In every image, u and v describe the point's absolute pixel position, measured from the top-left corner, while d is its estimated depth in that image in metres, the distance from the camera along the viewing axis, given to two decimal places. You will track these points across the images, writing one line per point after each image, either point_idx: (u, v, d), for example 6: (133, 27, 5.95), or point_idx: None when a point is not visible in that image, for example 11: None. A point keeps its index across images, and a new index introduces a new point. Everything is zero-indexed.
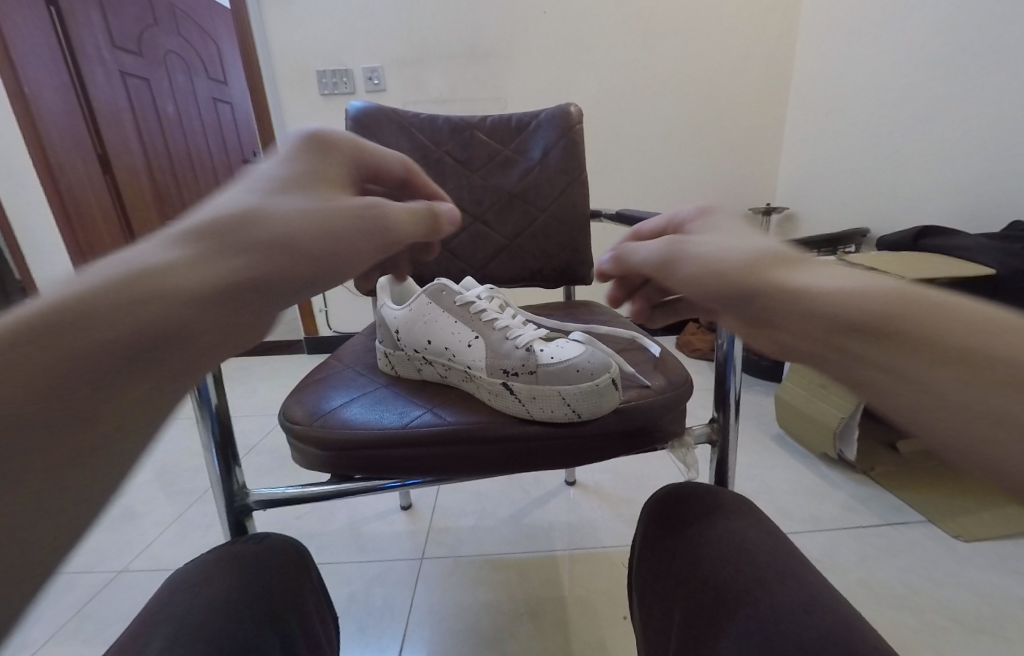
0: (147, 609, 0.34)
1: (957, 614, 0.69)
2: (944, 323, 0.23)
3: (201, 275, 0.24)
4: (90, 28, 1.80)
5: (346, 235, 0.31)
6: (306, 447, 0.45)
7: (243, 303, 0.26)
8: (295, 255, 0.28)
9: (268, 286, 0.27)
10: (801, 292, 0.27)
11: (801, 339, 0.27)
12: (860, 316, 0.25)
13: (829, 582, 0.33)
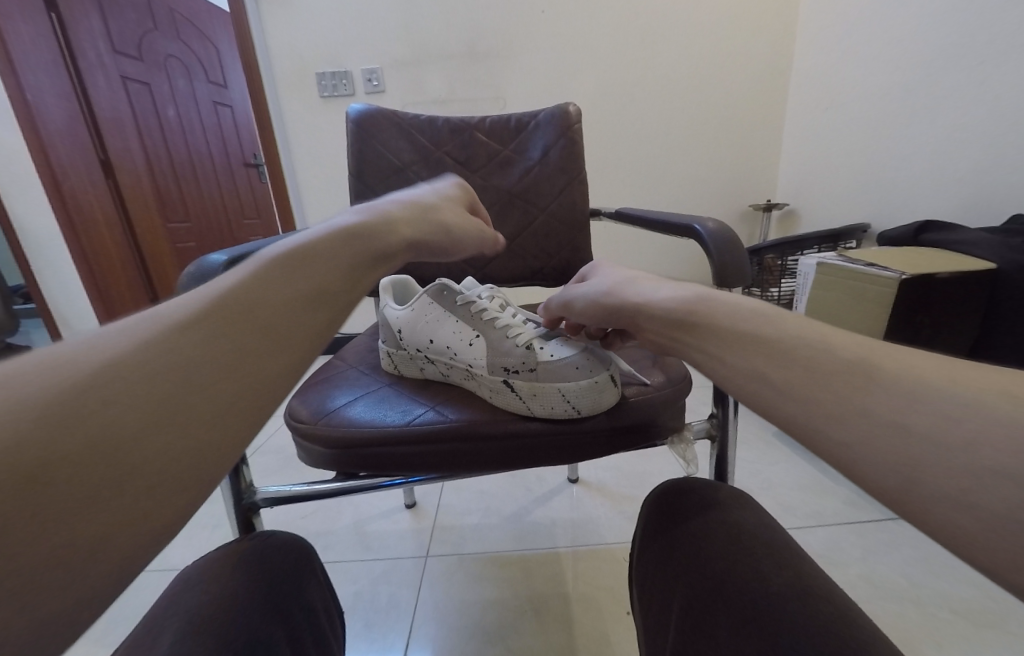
0: (158, 608, 0.34)
1: (959, 607, 0.69)
2: (737, 317, 0.33)
3: (389, 227, 0.36)
4: (91, 34, 1.82)
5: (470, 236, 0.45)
6: (312, 445, 0.45)
7: (392, 264, 0.36)
8: (448, 233, 0.42)
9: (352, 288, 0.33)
10: (653, 306, 0.38)
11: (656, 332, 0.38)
12: (682, 313, 0.36)
13: (824, 573, 0.34)
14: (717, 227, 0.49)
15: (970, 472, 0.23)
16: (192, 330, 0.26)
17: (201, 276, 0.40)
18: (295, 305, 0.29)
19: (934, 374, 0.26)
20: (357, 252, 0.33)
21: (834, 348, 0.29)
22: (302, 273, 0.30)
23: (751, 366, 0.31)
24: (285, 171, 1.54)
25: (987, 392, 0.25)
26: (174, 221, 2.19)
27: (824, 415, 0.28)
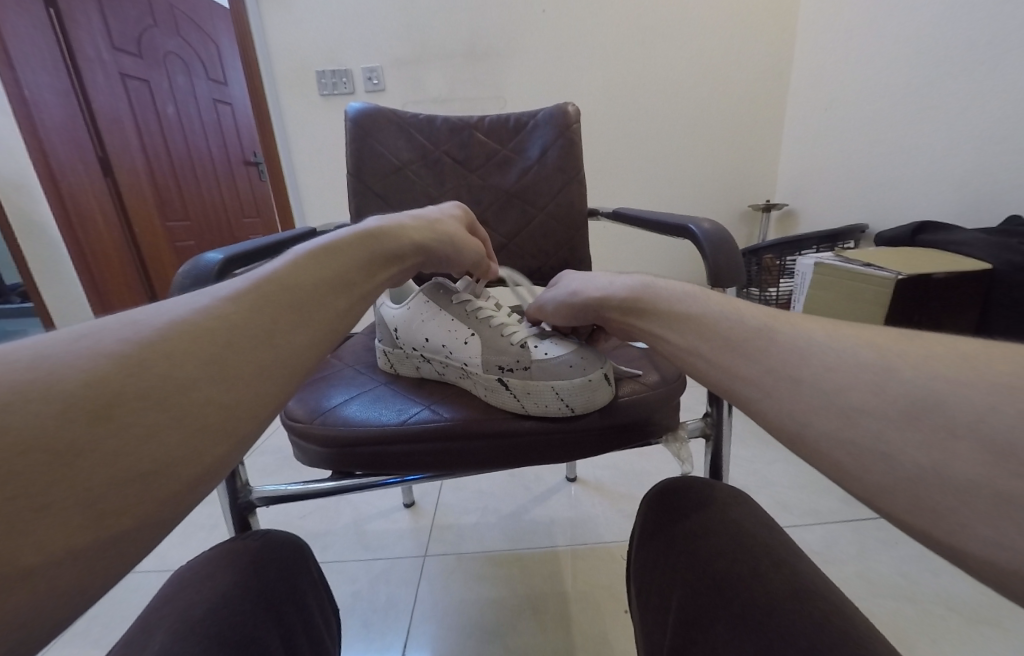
0: (154, 606, 0.35)
1: (957, 606, 0.69)
2: (670, 301, 0.38)
3: (397, 237, 0.39)
4: (90, 31, 1.82)
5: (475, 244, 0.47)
6: (307, 444, 0.46)
7: (396, 269, 0.39)
8: (455, 242, 0.45)
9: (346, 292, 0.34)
10: (607, 294, 0.43)
11: (609, 317, 0.43)
12: (632, 300, 0.41)
13: (821, 573, 0.34)
14: (712, 227, 0.49)
15: (843, 411, 0.27)
16: (219, 322, 0.27)
17: (194, 279, 0.40)
18: (306, 302, 0.31)
19: (821, 332, 0.30)
20: (363, 256, 0.36)
21: (746, 317, 0.33)
22: (314, 274, 0.32)
23: (687, 341, 0.35)
24: (285, 169, 1.54)
25: (857, 343, 0.28)
26: (173, 219, 2.18)
27: (738, 375, 0.32)
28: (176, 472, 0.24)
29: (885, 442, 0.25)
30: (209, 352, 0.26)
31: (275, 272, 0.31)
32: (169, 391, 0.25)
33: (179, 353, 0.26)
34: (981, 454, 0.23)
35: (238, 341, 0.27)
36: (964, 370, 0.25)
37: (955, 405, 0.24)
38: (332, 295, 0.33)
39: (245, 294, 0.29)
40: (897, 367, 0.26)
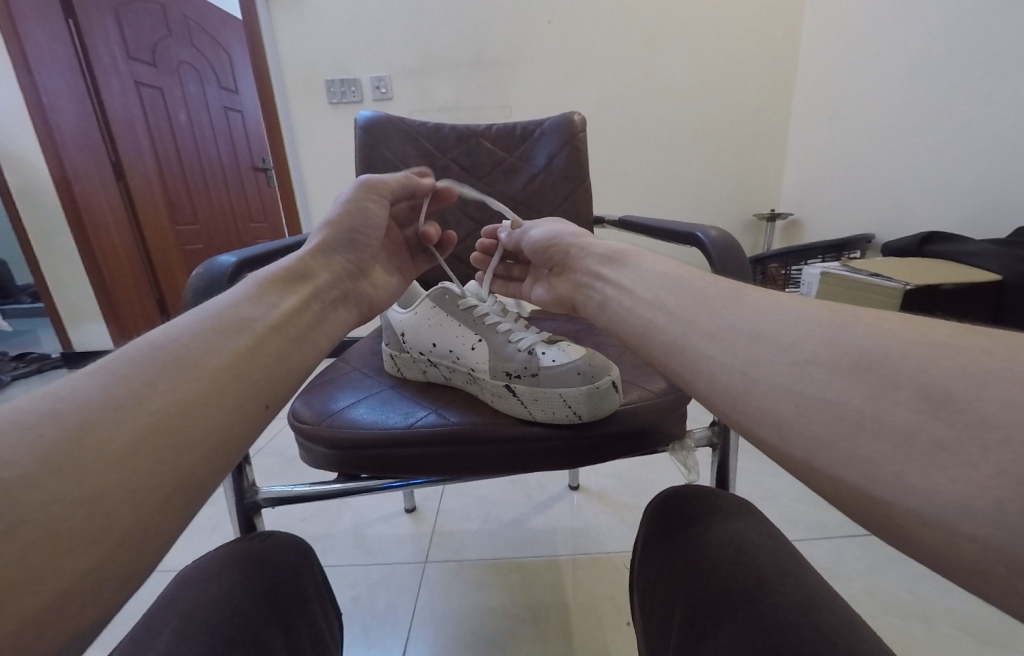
0: (160, 605, 0.35)
1: (963, 624, 0.69)
2: (653, 284, 0.39)
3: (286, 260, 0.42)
4: (107, 39, 1.86)
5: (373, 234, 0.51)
6: (314, 446, 0.46)
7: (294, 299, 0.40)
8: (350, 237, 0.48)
9: (235, 327, 0.34)
10: (597, 246, 0.48)
11: (593, 264, 0.47)
12: (617, 252, 0.46)
13: (829, 585, 0.33)
14: (719, 235, 0.50)
15: (793, 361, 0.28)
16: (94, 399, 0.27)
17: (209, 281, 0.41)
18: (190, 366, 0.30)
19: (787, 305, 0.31)
20: (254, 288, 0.38)
21: (717, 293, 0.35)
22: (200, 324, 0.33)
23: (663, 333, 0.36)
24: (293, 175, 1.56)
25: (814, 307, 0.30)
26: (182, 224, 2.21)
27: (699, 332, 0.33)
28: (32, 588, 0.22)
29: (831, 391, 0.26)
30: (68, 445, 0.25)
31: (150, 345, 0.31)
32: (13, 498, 0.23)
33: (29, 452, 0.24)
34: (920, 404, 0.24)
35: (102, 426, 0.26)
36: (912, 332, 0.27)
37: (898, 361, 0.26)
38: (224, 349, 0.32)
39: (112, 373, 0.29)
40: (848, 325, 0.28)
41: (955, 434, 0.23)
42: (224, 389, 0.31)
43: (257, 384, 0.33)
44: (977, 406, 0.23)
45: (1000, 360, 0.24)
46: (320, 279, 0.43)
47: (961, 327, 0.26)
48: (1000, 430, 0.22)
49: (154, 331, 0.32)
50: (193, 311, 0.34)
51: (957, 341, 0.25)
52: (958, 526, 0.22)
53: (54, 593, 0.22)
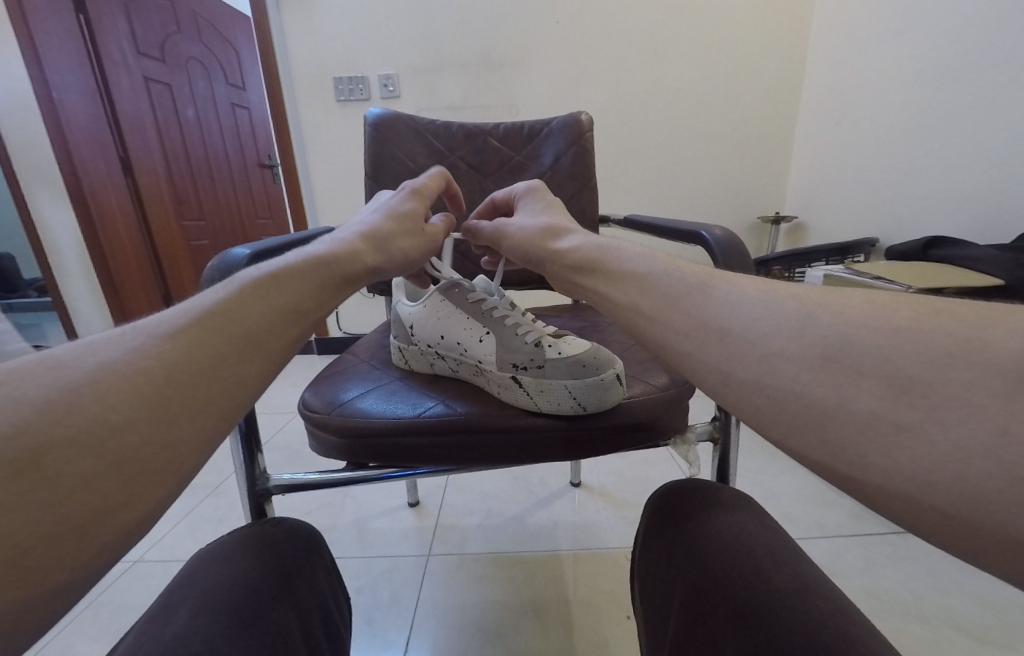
0: (175, 584, 0.36)
1: (962, 624, 0.69)
2: (622, 285, 0.38)
3: (354, 257, 0.40)
4: (117, 34, 1.88)
5: (423, 249, 0.48)
6: (325, 434, 0.47)
7: (349, 292, 0.40)
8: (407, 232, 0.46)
9: (297, 310, 0.34)
10: (563, 251, 0.44)
11: (561, 272, 0.44)
12: (585, 259, 0.41)
13: (822, 572, 0.35)
14: (723, 234, 0.50)
15: (760, 343, 0.29)
16: (164, 359, 0.28)
17: (225, 269, 0.42)
18: (257, 334, 0.31)
19: (757, 290, 0.32)
20: (320, 279, 0.37)
21: (692, 286, 0.34)
22: (266, 296, 0.33)
23: (634, 323, 0.36)
24: (300, 173, 1.57)
25: (783, 295, 0.31)
26: (189, 219, 2.22)
27: (675, 320, 0.33)
28: (113, 518, 0.24)
29: (800, 381, 0.27)
30: (149, 396, 0.26)
31: (221, 303, 0.32)
32: (104, 434, 0.25)
33: (115, 398, 0.25)
34: (884, 389, 0.25)
35: (175, 382, 0.27)
36: (878, 318, 0.27)
37: (863, 348, 0.26)
38: (281, 324, 0.33)
39: (183, 328, 0.29)
40: (816, 311, 0.29)
41: (917, 416, 0.24)
42: (275, 361, 0.32)
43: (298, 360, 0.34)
44: (938, 387, 0.24)
45: (961, 343, 0.25)
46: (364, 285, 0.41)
47: (923, 306, 0.27)
48: (959, 413, 0.23)
49: (215, 290, 0.32)
50: (253, 274, 0.34)
51: (920, 323, 0.26)
52: (918, 499, 0.24)
53: (127, 524, 0.25)
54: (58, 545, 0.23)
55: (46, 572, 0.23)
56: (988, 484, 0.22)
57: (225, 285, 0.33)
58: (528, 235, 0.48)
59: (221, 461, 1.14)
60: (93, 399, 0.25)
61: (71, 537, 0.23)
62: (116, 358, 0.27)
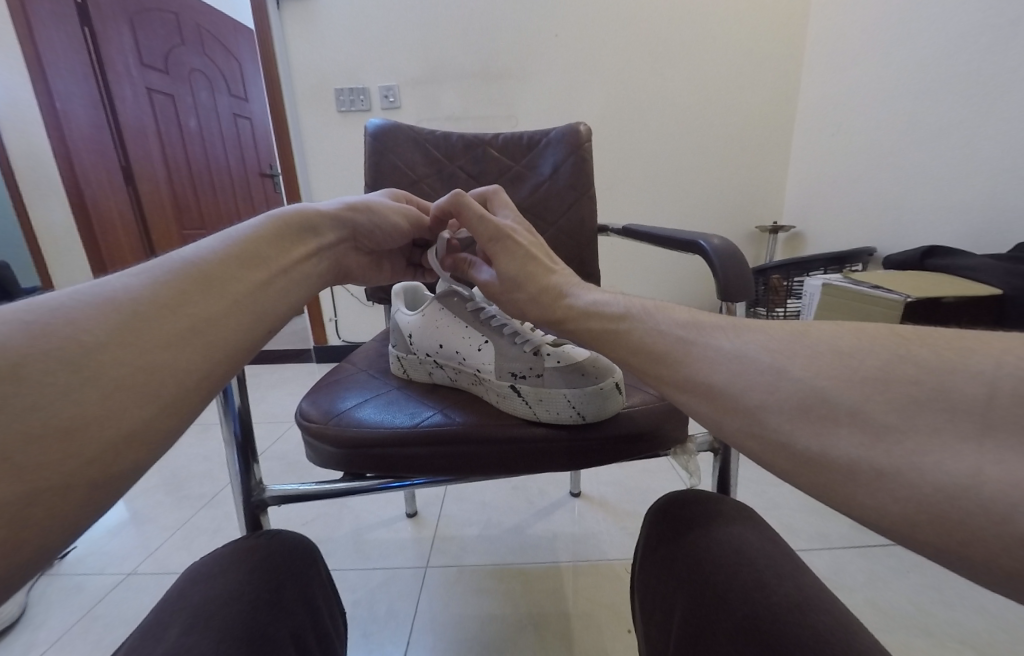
0: (164, 600, 0.35)
1: (967, 639, 0.68)
2: (609, 309, 0.37)
3: (302, 210, 0.42)
4: (121, 47, 1.90)
5: (399, 225, 0.51)
6: (322, 445, 0.46)
7: (311, 245, 0.41)
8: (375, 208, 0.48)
9: (254, 257, 0.36)
10: (563, 311, 0.40)
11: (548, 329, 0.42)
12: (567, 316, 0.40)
13: (823, 585, 0.34)
14: (722, 244, 0.50)
15: (747, 384, 0.29)
16: (133, 296, 0.29)
17: None
18: (222, 278, 0.33)
19: (738, 327, 0.32)
20: (276, 231, 0.38)
21: (680, 321, 0.34)
22: (229, 248, 0.35)
23: (619, 355, 0.36)
24: (300, 182, 1.58)
25: (769, 332, 0.31)
26: (189, 228, 2.24)
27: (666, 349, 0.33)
28: (91, 432, 0.25)
29: (784, 429, 0.28)
30: (122, 324, 0.28)
31: (187, 256, 0.33)
32: (79, 354, 0.26)
33: (89, 325, 0.27)
34: (861, 437, 0.26)
35: (147, 317, 0.29)
36: (841, 364, 0.28)
37: (839, 397, 0.27)
38: (247, 274, 0.34)
39: (151, 272, 0.31)
40: (793, 353, 0.29)
41: (896, 462, 0.25)
42: (247, 302, 0.33)
43: (271, 307, 0.35)
44: (913, 433, 0.25)
45: (930, 390, 0.26)
46: (325, 237, 0.43)
47: (895, 347, 0.27)
48: (937, 453, 0.24)
49: (183, 248, 0.34)
50: (217, 234, 0.36)
51: (890, 368, 0.27)
52: (902, 536, 0.25)
53: (104, 441, 0.25)
54: (34, 453, 0.23)
55: (33, 473, 0.23)
56: (971, 520, 0.23)
57: (191, 244, 0.35)
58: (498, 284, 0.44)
59: (218, 472, 1.13)
60: (66, 324, 0.26)
61: (45, 447, 0.24)
62: (84, 294, 0.28)
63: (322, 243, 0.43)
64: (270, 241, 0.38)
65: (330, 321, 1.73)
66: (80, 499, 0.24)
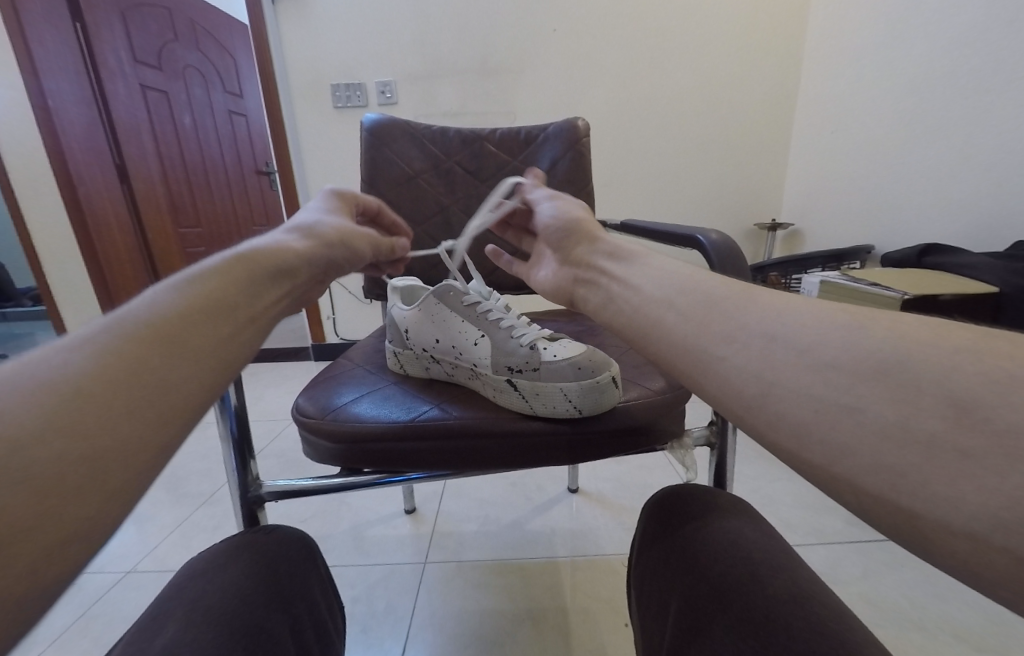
0: (164, 593, 0.35)
1: (963, 633, 0.68)
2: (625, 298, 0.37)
3: (275, 249, 0.38)
4: (113, 44, 1.89)
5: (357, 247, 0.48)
6: (318, 440, 0.46)
7: (282, 288, 0.37)
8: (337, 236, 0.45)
9: (223, 308, 0.32)
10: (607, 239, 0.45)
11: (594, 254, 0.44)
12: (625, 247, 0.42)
13: (817, 576, 0.34)
14: (719, 238, 0.50)
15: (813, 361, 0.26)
16: (79, 371, 0.25)
17: None
18: (186, 333, 0.29)
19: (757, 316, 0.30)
20: (245, 276, 0.34)
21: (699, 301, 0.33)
22: (190, 298, 0.31)
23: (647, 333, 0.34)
24: (297, 179, 1.57)
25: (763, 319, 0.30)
26: (185, 226, 2.22)
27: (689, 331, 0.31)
28: (33, 534, 0.22)
29: (852, 396, 0.25)
30: (67, 406, 0.24)
31: (142, 312, 0.29)
32: (16, 446, 0.22)
33: (27, 413, 0.23)
34: (942, 411, 0.23)
35: (78, 395, 0.25)
36: (931, 335, 0.25)
37: (920, 367, 0.24)
38: (214, 322, 0.31)
39: (98, 339, 0.27)
40: (800, 339, 0.27)
41: (912, 458, 0.23)
42: (213, 359, 0.30)
43: (238, 361, 0.32)
44: (932, 422, 0.23)
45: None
46: (297, 279, 0.39)
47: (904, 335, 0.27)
48: None
49: (136, 303, 0.30)
50: (175, 282, 0.32)
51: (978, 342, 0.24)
52: (906, 537, 0.23)
53: (50, 541, 0.22)
54: None
55: None
56: None
57: (143, 295, 0.31)
58: (572, 217, 0.49)
59: (216, 470, 1.13)
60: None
61: None
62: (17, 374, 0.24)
63: (294, 285, 0.39)
64: (240, 287, 0.34)
65: (328, 318, 1.73)
66: (26, 606, 0.21)
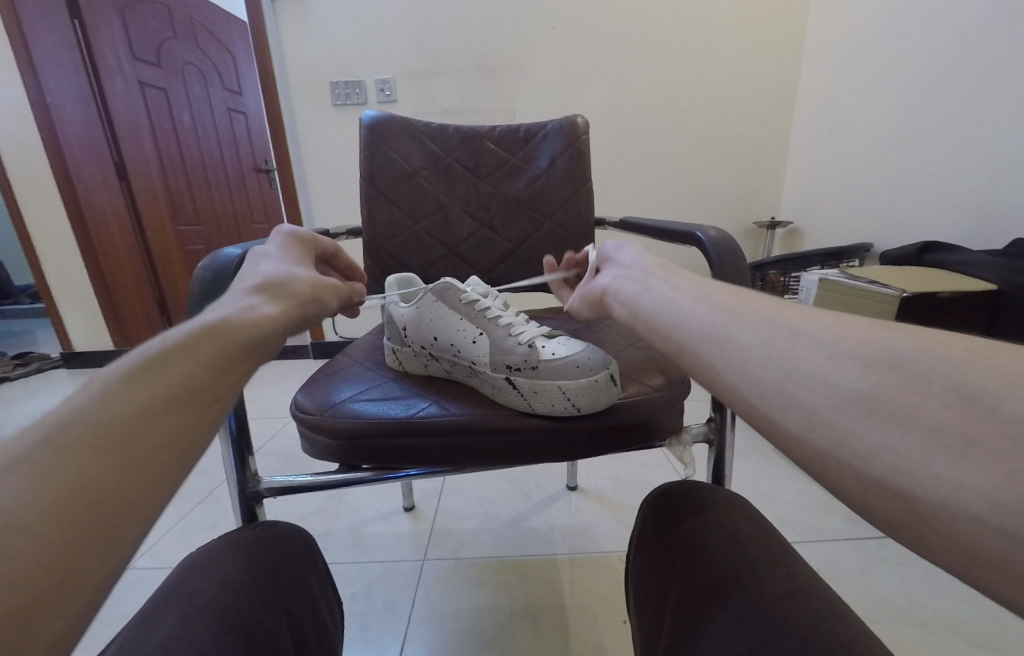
0: (163, 585, 0.35)
1: (960, 630, 0.69)
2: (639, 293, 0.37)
3: (239, 317, 0.33)
4: (113, 42, 1.88)
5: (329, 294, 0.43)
6: (318, 437, 0.46)
7: (250, 362, 0.33)
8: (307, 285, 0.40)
9: (180, 403, 0.28)
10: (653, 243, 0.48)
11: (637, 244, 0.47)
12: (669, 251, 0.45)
13: (813, 571, 0.34)
14: (718, 235, 0.50)
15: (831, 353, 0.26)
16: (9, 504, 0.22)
17: (214, 271, 0.42)
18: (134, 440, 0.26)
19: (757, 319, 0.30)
20: (207, 355, 0.30)
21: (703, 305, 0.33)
22: (140, 396, 0.27)
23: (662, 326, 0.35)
24: (296, 176, 1.57)
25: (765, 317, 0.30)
26: (184, 225, 2.22)
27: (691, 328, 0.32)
28: None
29: (866, 382, 0.25)
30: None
31: (83, 415, 0.26)
32: None
33: None
34: (954, 400, 0.23)
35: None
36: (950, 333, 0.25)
37: (935, 363, 0.24)
38: (167, 421, 0.27)
39: (32, 457, 0.24)
40: (797, 337, 0.28)
41: (916, 447, 0.23)
42: (170, 463, 0.27)
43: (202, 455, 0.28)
44: (942, 411, 0.23)
45: None
46: (268, 347, 0.34)
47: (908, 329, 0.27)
48: None
49: (79, 403, 0.26)
50: (125, 368, 0.28)
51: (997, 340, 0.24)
52: (902, 532, 0.23)
53: None
54: None
55: None
56: None
57: (87, 390, 0.27)
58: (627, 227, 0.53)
59: (215, 467, 1.13)
60: None
61: None
62: None
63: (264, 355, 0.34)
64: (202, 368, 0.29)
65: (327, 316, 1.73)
66: None
